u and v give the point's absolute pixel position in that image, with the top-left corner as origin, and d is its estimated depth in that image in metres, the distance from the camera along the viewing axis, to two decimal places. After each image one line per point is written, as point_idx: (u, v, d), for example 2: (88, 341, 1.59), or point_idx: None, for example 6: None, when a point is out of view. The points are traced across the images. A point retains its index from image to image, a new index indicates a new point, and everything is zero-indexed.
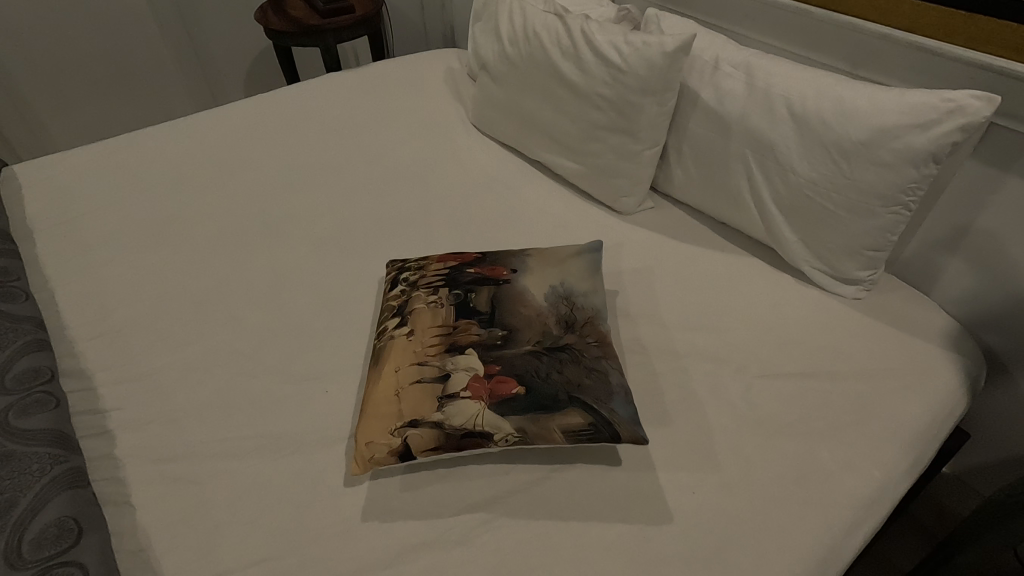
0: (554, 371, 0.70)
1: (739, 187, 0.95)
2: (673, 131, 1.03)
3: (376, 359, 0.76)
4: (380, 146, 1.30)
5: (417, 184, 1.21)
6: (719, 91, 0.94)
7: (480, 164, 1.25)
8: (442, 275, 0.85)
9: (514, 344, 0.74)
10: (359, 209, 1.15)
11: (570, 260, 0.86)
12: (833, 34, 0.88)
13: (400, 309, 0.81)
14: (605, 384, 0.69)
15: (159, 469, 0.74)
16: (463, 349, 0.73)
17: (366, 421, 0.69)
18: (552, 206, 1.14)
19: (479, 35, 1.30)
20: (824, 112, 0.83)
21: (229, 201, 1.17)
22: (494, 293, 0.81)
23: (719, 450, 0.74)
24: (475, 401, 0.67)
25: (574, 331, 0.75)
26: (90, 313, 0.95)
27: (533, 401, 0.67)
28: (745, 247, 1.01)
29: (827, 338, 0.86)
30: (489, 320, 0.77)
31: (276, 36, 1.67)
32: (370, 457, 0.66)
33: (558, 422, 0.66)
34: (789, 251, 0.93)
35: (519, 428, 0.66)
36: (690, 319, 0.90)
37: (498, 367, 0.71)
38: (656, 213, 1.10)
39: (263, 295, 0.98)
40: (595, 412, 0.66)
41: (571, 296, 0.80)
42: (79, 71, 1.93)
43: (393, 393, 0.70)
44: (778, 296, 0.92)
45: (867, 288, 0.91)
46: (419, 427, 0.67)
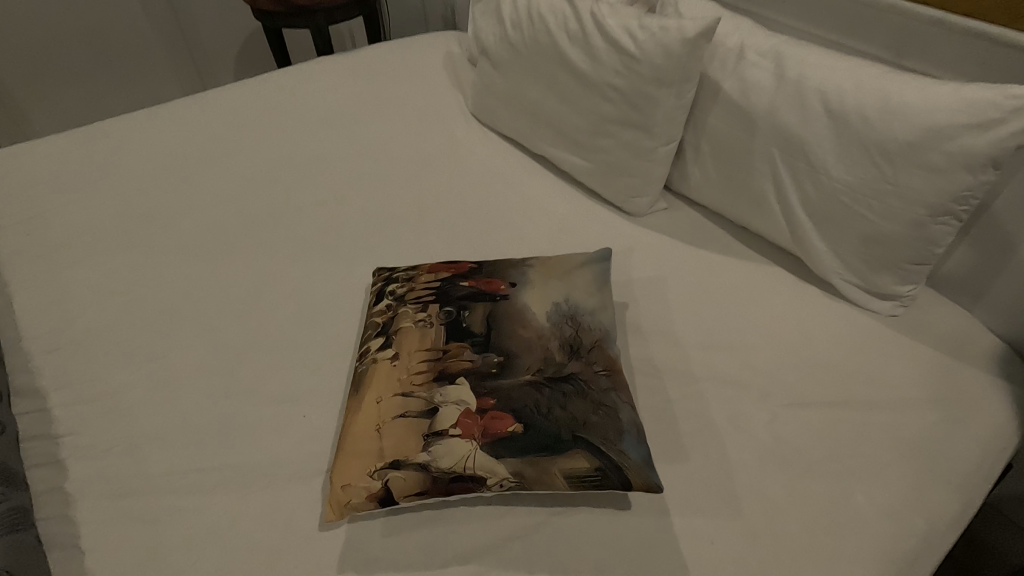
0: (557, 406, 0.62)
1: (763, 190, 0.85)
2: (691, 126, 0.94)
3: (357, 385, 0.68)
4: (372, 138, 1.21)
5: (411, 180, 1.11)
6: (744, 82, 0.84)
7: (479, 158, 1.16)
8: (433, 288, 0.77)
9: (511, 372, 0.65)
10: (347, 206, 1.06)
11: (575, 272, 0.77)
12: (877, 19, 0.78)
13: (386, 328, 0.73)
14: (613, 421, 0.61)
15: (114, 505, 0.66)
16: (454, 377, 0.65)
17: (343, 459, 0.61)
18: (556, 206, 1.05)
19: (479, 16, 1.20)
20: (866, 107, 0.73)
21: (207, 196, 1.09)
22: (490, 311, 0.73)
23: (742, 492, 0.66)
24: (465, 440, 0.60)
25: (580, 358, 0.67)
26: (50, 322, 0.87)
27: (532, 441, 0.59)
28: (768, 255, 0.92)
29: (860, 361, 0.77)
30: (484, 343, 0.69)
31: (264, 16, 1.57)
32: (346, 502, 0.59)
33: (561, 466, 0.58)
34: (818, 262, 0.84)
35: (516, 472, 0.58)
36: (708, 336, 0.82)
37: (493, 400, 0.63)
38: (670, 215, 1.01)
39: (240, 303, 0.90)
40: (603, 455, 0.58)
41: (577, 315, 0.71)
42: (60, 53, 1.83)
43: (374, 427, 0.62)
44: (805, 310, 0.83)
45: (905, 304, 0.82)
46: (403, 469, 0.59)
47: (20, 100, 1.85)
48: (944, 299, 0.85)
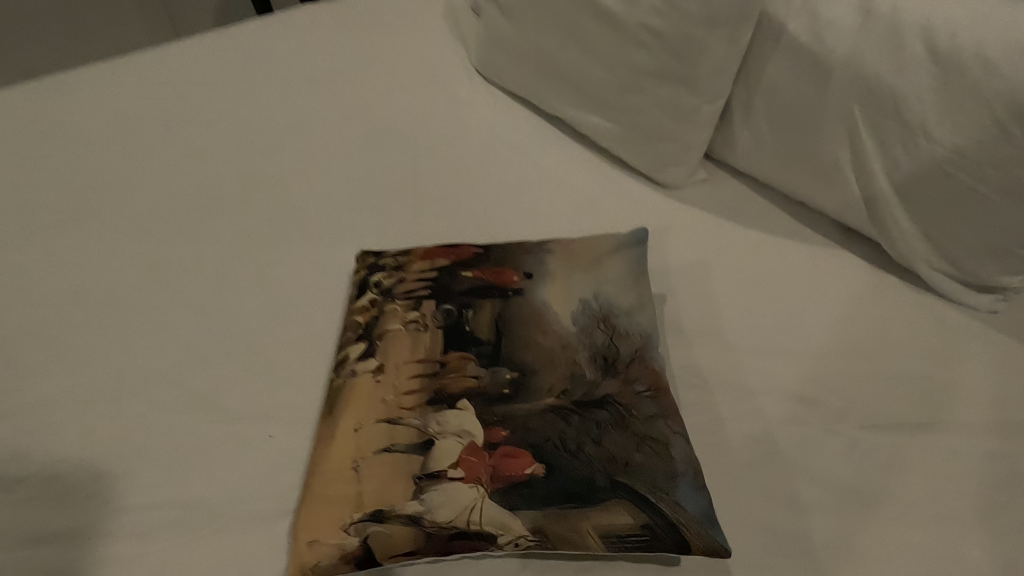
0: (589, 440, 0.51)
1: (837, 156, 0.69)
2: (742, 77, 0.77)
3: (330, 405, 0.55)
4: (359, 96, 1.04)
5: (404, 147, 0.95)
6: (817, 21, 0.68)
7: (483, 121, 0.99)
8: (429, 279, 0.63)
9: (529, 394, 0.54)
10: (328, 178, 0.91)
11: (607, 259, 0.64)
12: None
13: (367, 332, 0.60)
14: (661, 460, 0.50)
15: (33, 554, 0.54)
16: (455, 399, 0.54)
17: (309, 505, 0.49)
18: (574, 177, 0.89)
19: None
20: (985, 48, 0.58)
21: (166, 164, 0.93)
22: (499, 312, 0.60)
23: (816, 542, 0.52)
24: (469, 485, 0.48)
25: (616, 374, 0.55)
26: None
27: (558, 486, 0.48)
28: (832, 236, 0.77)
29: (955, 372, 0.63)
30: (491, 355, 0.57)
31: None
32: (311, 565, 0.46)
33: (595, 523, 0.46)
34: (900, 244, 0.69)
35: (536, 528, 0.46)
36: (763, 338, 0.67)
37: (505, 432, 0.51)
38: (710, 187, 0.85)
39: (198, 292, 0.75)
40: (650, 506, 0.47)
41: (611, 316, 0.59)
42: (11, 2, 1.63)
43: (350, 463, 0.51)
44: (880, 307, 0.69)
45: (1007, 298, 0.67)
46: (387, 522, 0.47)
47: None
48: None
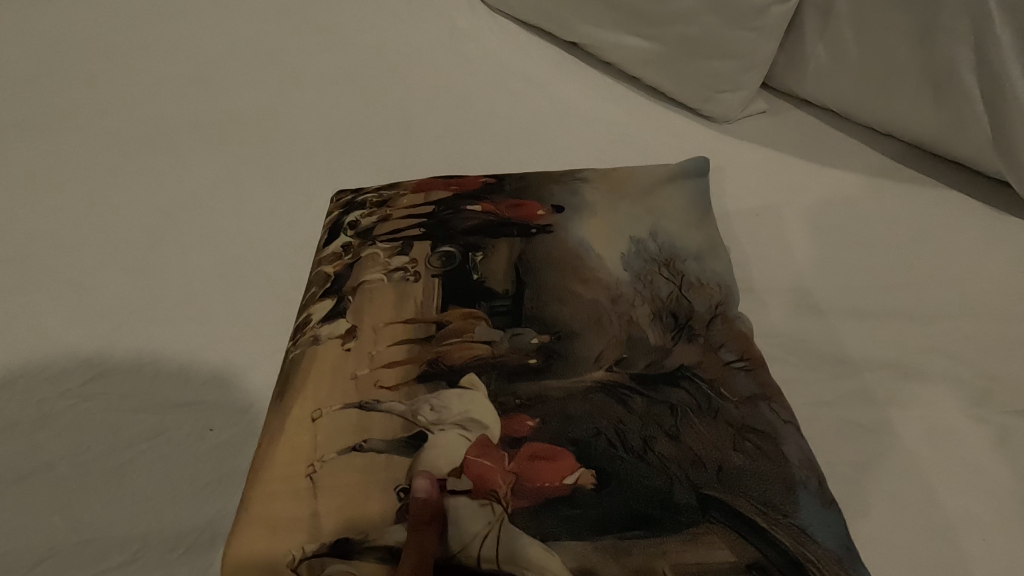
0: (661, 434, 0.41)
1: (958, 58, 0.54)
2: None
3: (288, 376, 0.46)
4: (336, 22, 0.86)
5: (391, 80, 0.79)
6: None
7: (486, 48, 0.82)
8: (426, 220, 0.54)
9: (568, 366, 0.44)
10: (299, 113, 0.74)
11: (661, 192, 0.54)
12: None
13: (338, 285, 0.51)
14: (767, 462, 0.39)
15: None
16: (458, 375, 0.44)
17: (245, 532, 0.39)
18: (601, 109, 0.73)
19: None
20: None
21: (100, 101, 0.76)
22: (518, 255, 0.50)
23: (964, 566, 0.38)
24: (484, 505, 0.39)
25: (691, 335, 0.45)
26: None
27: (621, 510, 0.38)
28: (930, 172, 0.61)
29: None
30: (513, 313, 0.47)
31: None
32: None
33: (675, 565, 0.36)
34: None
35: (586, 569, 0.36)
36: (857, 297, 0.52)
37: (534, 423, 0.42)
38: (771, 118, 0.69)
39: (131, 251, 0.60)
40: (760, 534, 0.37)
41: (675, 260, 0.49)
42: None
43: (305, 471, 0.41)
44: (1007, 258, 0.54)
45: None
46: (358, 557, 0.38)
47: None
48: None
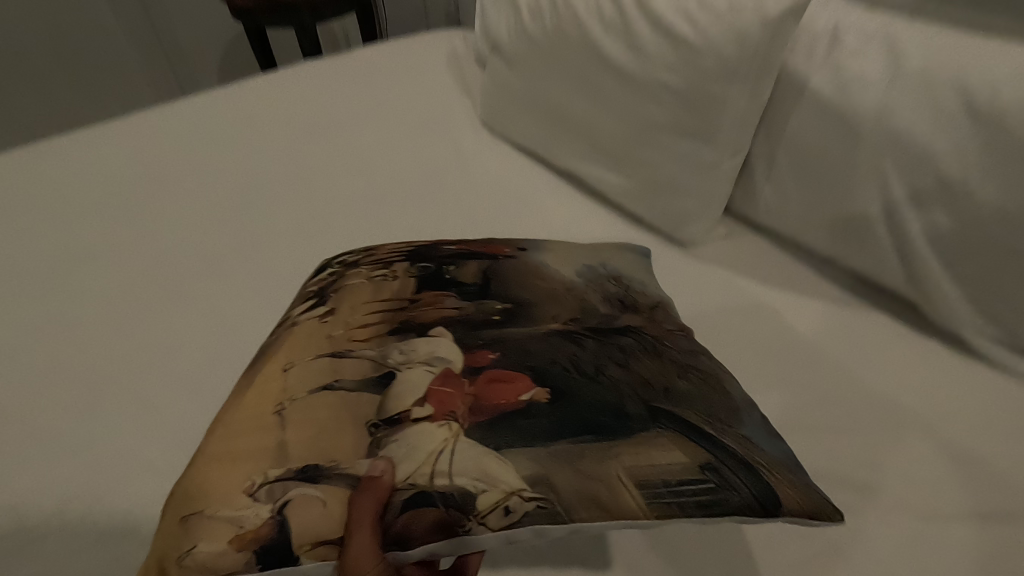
0: (614, 363, 0.52)
1: (869, 215, 0.66)
2: (764, 130, 0.73)
3: (273, 351, 0.56)
4: (365, 152, 1.00)
5: (410, 201, 0.91)
6: (842, 76, 0.65)
7: (492, 174, 0.95)
8: (405, 250, 0.67)
9: (530, 318, 0.57)
10: (332, 235, 0.86)
11: (612, 251, 0.71)
12: None
13: (324, 291, 0.63)
14: (708, 389, 0.53)
15: None
16: (428, 328, 0.54)
17: (208, 473, 0.46)
18: (589, 232, 0.85)
19: (490, 8, 1.01)
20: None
21: (158, 225, 0.88)
22: (486, 266, 0.64)
23: None
24: (439, 425, 0.45)
25: (634, 311, 0.61)
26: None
27: (576, 415, 0.46)
28: (865, 300, 0.73)
29: (1015, 454, 0.58)
30: (479, 291, 0.60)
31: (240, 15, 1.33)
32: (188, 550, 0.42)
33: (628, 470, 0.44)
34: (943, 304, 0.64)
35: (541, 479, 0.42)
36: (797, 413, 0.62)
37: (495, 356, 0.51)
38: (731, 244, 0.81)
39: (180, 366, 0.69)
40: (709, 440, 0.47)
41: (619, 279, 0.66)
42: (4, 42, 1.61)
43: (273, 410, 0.49)
44: (923, 375, 0.64)
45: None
46: (321, 484, 0.43)
47: None
48: None
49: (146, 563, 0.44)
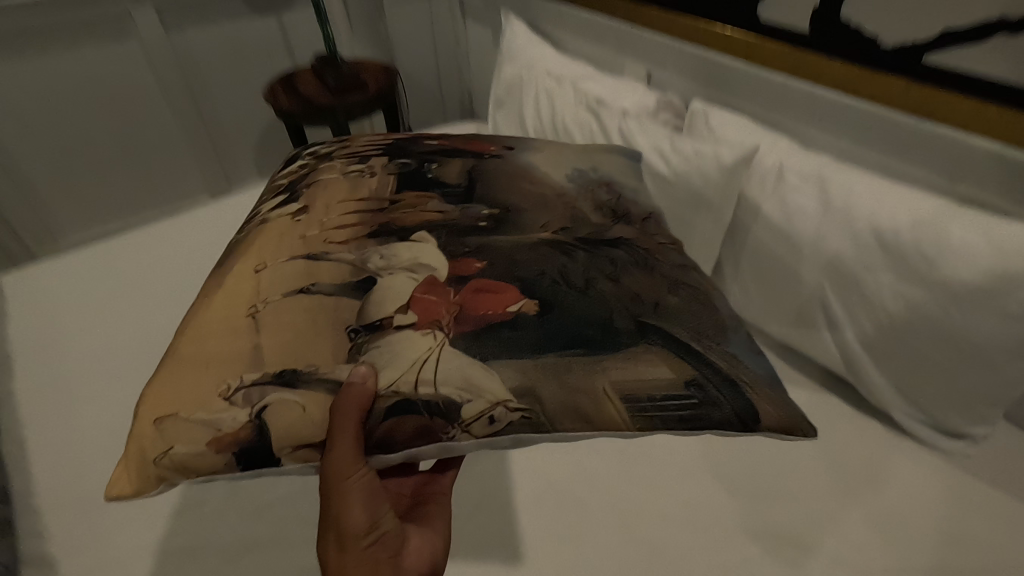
0: (602, 274, 0.53)
1: (816, 320, 0.81)
2: (729, 240, 0.90)
3: (247, 245, 0.57)
4: None
5: None
6: (785, 207, 0.81)
7: None
8: (383, 147, 0.68)
9: (515, 224, 0.56)
10: None
11: (604, 154, 0.69)
12: (926, 144, 0.72)
13: (295, 187, 0.64)
14: (699, 306, 0.54)
15: None
16: (410, 232, 0.54)
17: (181, 373, 0.46)
18: None
19: (502, 121, 1.18)
20: (913, 244, 0.69)
21: None
22: (470, 166, 0.63)
23: None
24: (425, 334, 0.46)
25: (628, 221, 0.60)
26: (65, 476, 0.77)
27: (563, 329, 0.47)
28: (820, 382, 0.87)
29: (946, 516, 0.70)
30: (464, 194, 0.59)
31: (285, 117, 1.52)
32: (164, 451, 0.43)
33: (613, 382, 0.46)
34: (882, 395, 0.78)
35: (520, 392, 0.45)
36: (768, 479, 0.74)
37: (480, 264, 0.51)
38: None
39: None
40: (698, 359, 0.49)
41: (609, 181, 0.64)
42: (62, 127, 1.70)
43: (246, 313, 0.48)
44: (863, 447, 0.78)
45: (980, 442, 0.75)
46: (298, 390, 0.44)
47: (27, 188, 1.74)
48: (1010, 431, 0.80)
49: (125, 457, 0.45)
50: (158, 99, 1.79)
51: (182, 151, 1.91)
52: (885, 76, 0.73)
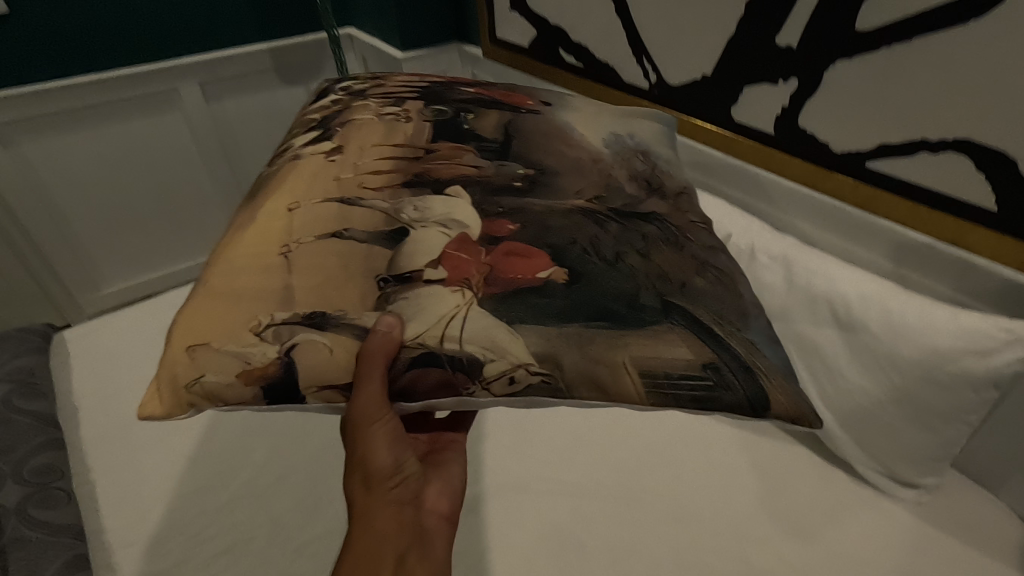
0: (629, 248, 0.50)
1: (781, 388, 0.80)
2: None
3: (282, 178, 0.57)
4: None
5: None
6: (756, 284, 0.81)
7: None
8: (421, 88, 0.64)
9: (558, 194, 0.53)
10: None
11: (640, 119, 0.65)
12: (874, 234, 0.74)
13: (328, 123, 0.62)
14: (722, 288, 0.50)
15: None
16: (444, 185, 0.53)
17: (211, 306, 0.50)
18: None
19: None
20: (874, 326, 0.69)
21: None
22: (508, 120, 0.60)
23: None
24: (452, 291, 0.47)
25: (661, 196, 0.56)
26: (124, 516, 0.81)
27: (587, 302, 0.46)
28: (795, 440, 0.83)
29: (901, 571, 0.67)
30: (499, 151, 0.56)
31: None
32: (196, 378, 0.49)
33: (632, 357, 0.45)
34: (844, 450, 0.76)
35: (547, 356, 0.45)
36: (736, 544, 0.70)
37: (515, 227, 0.50)
38: None
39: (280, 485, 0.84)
40: (716, 341, 0.46)
41: (649, 152, 0.60)
42: (82, 169, 1.59)
43: (277, 252, 0.51)
44: (826, 501, 0.74)
45: (932, 491, 0.73)
46: (326, 334, 0.48)
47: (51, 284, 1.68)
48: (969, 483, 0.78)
49: (161, 379, 0.51)
50: (182, 129, 1.67)
51: (196, 175, 1.76)
52: (833, 176, 0.75)
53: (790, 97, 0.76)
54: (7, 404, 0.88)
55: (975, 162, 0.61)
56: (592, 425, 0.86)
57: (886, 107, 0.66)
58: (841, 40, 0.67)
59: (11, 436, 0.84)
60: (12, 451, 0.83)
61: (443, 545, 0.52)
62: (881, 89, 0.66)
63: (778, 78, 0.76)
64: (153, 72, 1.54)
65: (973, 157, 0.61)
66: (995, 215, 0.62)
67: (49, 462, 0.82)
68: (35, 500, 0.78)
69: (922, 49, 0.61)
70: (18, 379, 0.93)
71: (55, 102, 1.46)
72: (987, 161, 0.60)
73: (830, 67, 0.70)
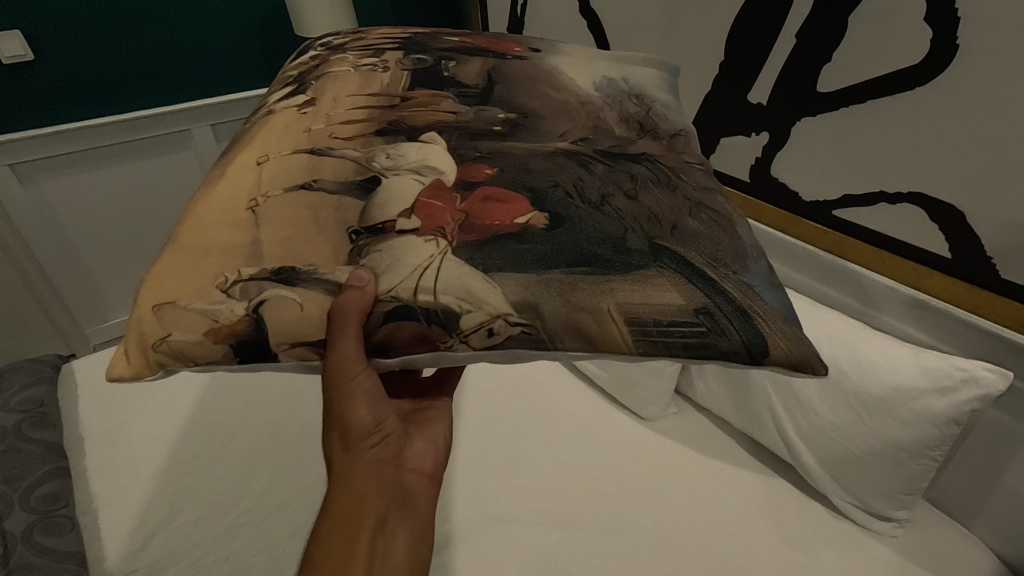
0: (618, 190, 0.48)
1: (764, 418, 0.90)
2: None
3: (253, 134, 0.54)
4: None
5: None
6: None
7: None
8: (401, 40, 0.62)
9: (540, 135, 0.51)
10: None
11: (635, 65, 0.63)
12: (840, 273, 0.84)
13: (304, 77, 0.59)
14: (718, 230, 0.47)
15: None
16: (419, 132, 0.50)
17: (175, 264, 0.47)
18: (575, 408, 1.04)
19: None
20: (841, 360, 0.80)
21: (246, 390, 1.09)
22: (491, 66, 0.58)
23: None
24: (427, 241, 0.44)
25: (654, 137, 0.54)
26: (122, 541, 0.86)
27: (572, 247, 0.44)
28: (781, 472, 0.92)
29: None
30: (479, 97, 0.54)
31: None
32: (162, 337, 0.45)
33: (619, 303, 0.43)
34: (820, 482, 0.86)
35: (525, 306, 0.43)
36: (709, 556, 0.81)
37: (492, 171, 0.47)
38: (680, 418, 1.02)
39: (277, 508, 0.89)
40: (708, 283, 0.44)
41: (642, 96, 0.58)
42: (116, 239, 1.83)
43: (245, 207, 0.48)
44: (808, 529, 0.84)
45: (905, 523, 0.83)
46: (298, 289, 0.45)
47: (58, 308, 1.81)
48: (939, 515, 0.87)
49: (127, 339, 0.48)
50: (190, 163, 1.84)
51: (186, 164, 1.83)
52: (805, 222, 0.85)
53: (761, 147, 0.86)
54: (18, 433, 0.95)
55: (930, 215, 0.69)
56: (580, 456, 0.95)
57: (845, 161, 0.76)
58: (810, 98, 0.76)
59: (20, 465, 0.90)
60: (22, 479, 0.89)
61: (425, 504, 0.52)
62: (841, 148, 0.75)
63: (751, 132, 0.86)
64: (170, 116, 1.71)
65: (926, 210, 0.69)
66: (947, 259, 0.70)
67: (54, 492, 0.88)
68: (41, 528, 0.83)
69: (872, 114, 0.70)
70: (29, 410, 1.00)
71: (15, 133, 1.53)
72: (936, 213, 0.69)
73: (797, 125, 0.79)
